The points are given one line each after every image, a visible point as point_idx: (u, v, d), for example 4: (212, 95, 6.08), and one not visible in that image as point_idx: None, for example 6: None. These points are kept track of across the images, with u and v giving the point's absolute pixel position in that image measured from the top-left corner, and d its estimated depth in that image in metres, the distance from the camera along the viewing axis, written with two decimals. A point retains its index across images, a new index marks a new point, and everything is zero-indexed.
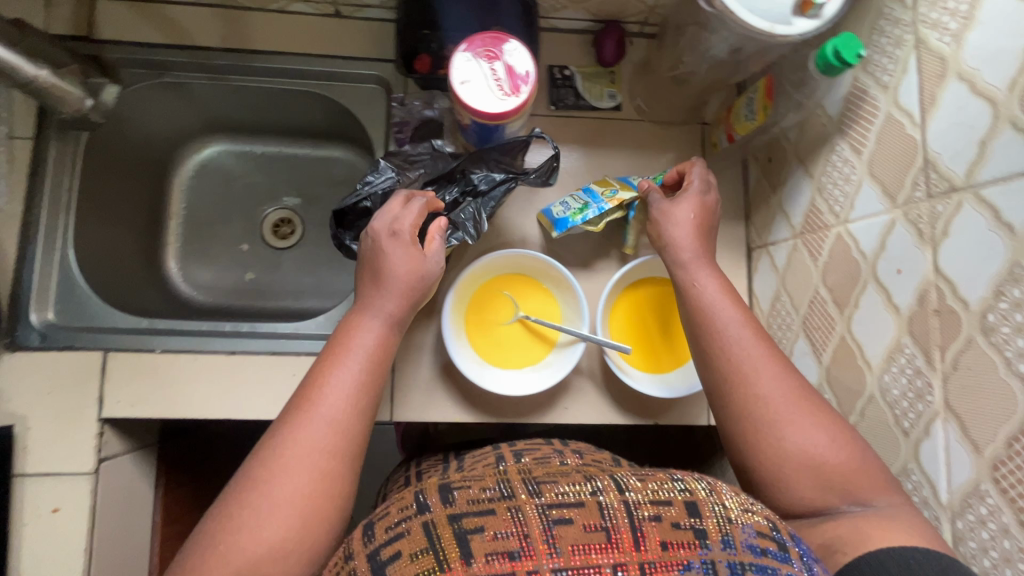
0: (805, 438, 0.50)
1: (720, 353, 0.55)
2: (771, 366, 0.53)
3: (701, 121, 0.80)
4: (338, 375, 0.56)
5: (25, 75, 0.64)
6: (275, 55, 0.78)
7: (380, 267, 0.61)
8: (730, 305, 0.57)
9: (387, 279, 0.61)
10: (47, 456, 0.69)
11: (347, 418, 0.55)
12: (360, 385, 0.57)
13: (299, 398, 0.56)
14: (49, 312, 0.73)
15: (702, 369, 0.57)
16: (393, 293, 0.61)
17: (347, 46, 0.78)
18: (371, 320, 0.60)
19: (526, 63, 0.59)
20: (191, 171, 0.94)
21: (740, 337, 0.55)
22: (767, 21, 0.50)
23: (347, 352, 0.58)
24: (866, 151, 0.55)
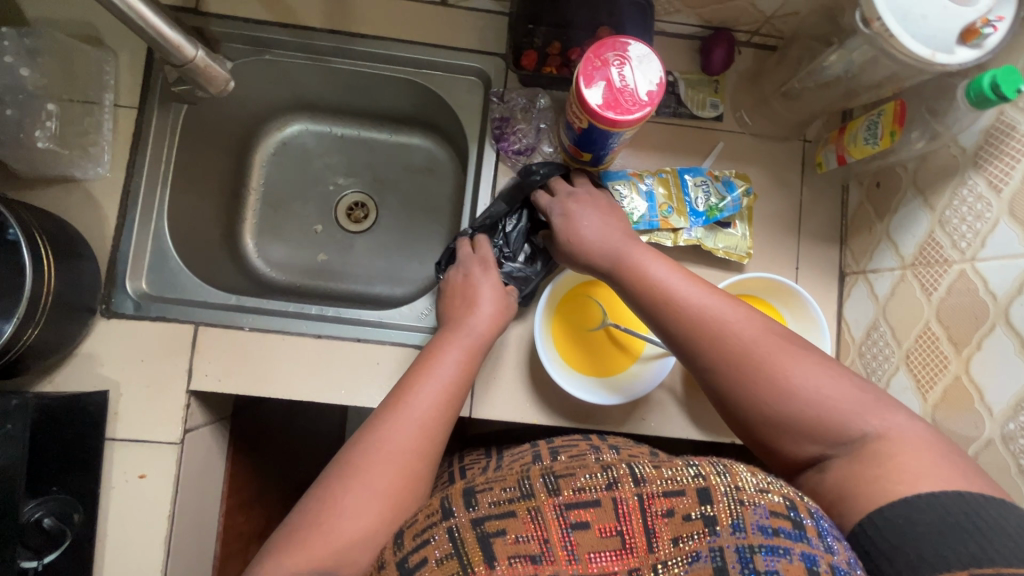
0: (789, 380, 0.47)
1: (670, 319, 0.52)
2: (725, 315, 0.51)
3: (803, 138, 0.78)
4: (432, 379, 0.56)
5: (184, 59, 0.62)
6: (375, 39, 0.77)
7: (472, 293, 0.66)
8: (675, 274, 0.55)
9: (480, 304, 0.65)
10: (136, 423, 0.70)
11: (436, 421, 0.54)
12: (450, 391, 0.57)
13: (391, 398, 0.56)
14: (143, 282, 0.74)
15: (668, 342, 0.54)
16: (483, 312, 0.65)
17: (450, 36, 0.77)
18: (461, 335, 0.62)
19: (653, 72, 0.58)
20: (273, 148, 0.94)
21: (697, 312, 0.51)
22: (928, 49, 0.48)
23: (438, 362, 0.59)
24: (1006, 189, 0.53)
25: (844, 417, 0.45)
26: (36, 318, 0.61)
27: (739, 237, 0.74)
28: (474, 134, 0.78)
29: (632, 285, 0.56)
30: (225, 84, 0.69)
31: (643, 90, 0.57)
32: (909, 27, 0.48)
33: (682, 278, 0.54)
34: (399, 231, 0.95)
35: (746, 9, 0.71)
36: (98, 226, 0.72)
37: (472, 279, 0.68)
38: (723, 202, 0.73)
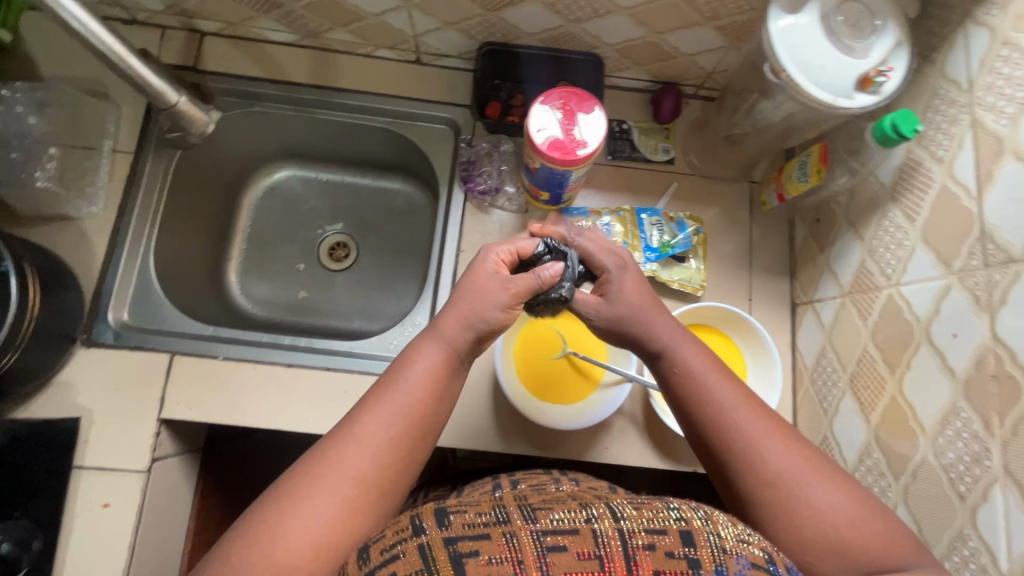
0: (813, 498, 0.48)
1: (702, 419, 0.53)
2: (754, 422, 0.52)
3: (750, 179, 0.84)
4: (386, 404, 0.50)
5: (167, 102, 0.70)
6: (356, 93, 0.85)
7: (468, 284, 0.56)
8: (709, 369, 0.55)
9: (461, 301, 0.55)
10: (105, 451, 0.71)
11: (387, 446, 0.49)
12: (407, 414, 0.50)
13: (348, 415, 0.51)
14: (124, 313, 0.78)
15: (702, 446, 0.54)
16: (460, 314, 0.55)
17: (424, 90, 0.85)
18: (431, 347, 0.54)
19: (576, 144, 0.64)
20: (261, 192, 1.00)
21: (740, 427, 0.51)
22: (830, 94, 0.55)
23: (399, 379, 0.52)
24: (919, 219, 0.58)
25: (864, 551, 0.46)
26: (16, 346, 0.64)
27: (694, 270, 0.79)
28: (445, 177, 0.85)
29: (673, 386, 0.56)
30: (207, 126, 0.76)
31: (576, 143, 0.64)
32: (811, 77, 0.55)
33: (729, 385, 0.54)
34: (377, 269, 1.00)
35: (689, 66, 0.79)
36: (87, 260, 0.77)
37: (471, 277, 0.57)
38: (674, 239, 0.78)
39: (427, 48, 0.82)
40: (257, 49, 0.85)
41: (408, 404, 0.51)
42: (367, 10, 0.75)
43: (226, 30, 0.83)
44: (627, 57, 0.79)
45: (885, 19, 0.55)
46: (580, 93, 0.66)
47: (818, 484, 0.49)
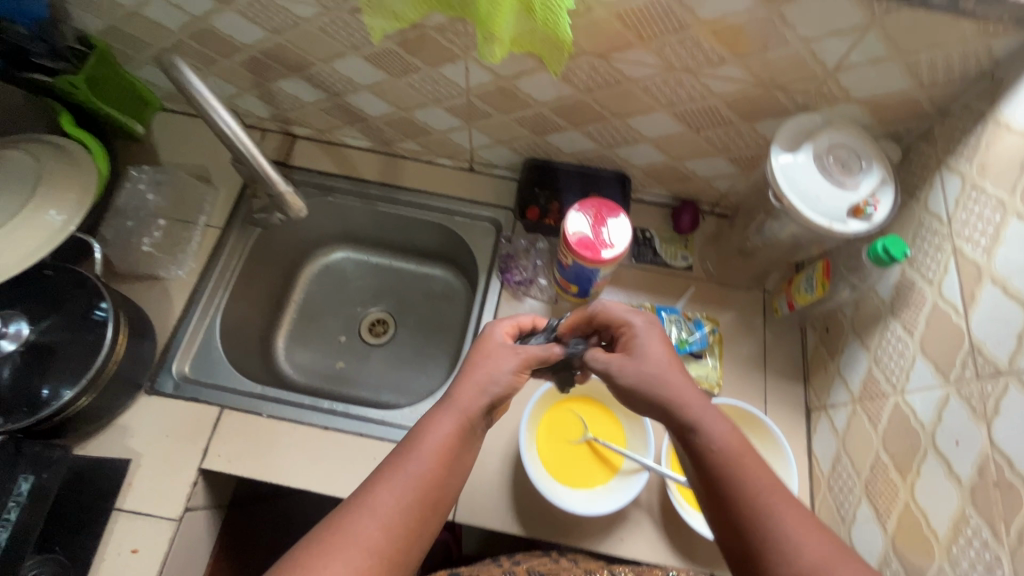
0: None
1: (736, 502, 0.51)
2: (783, 508, 0.50)
3: (762, 289, 0.91)
4: (397, 476, 0.54)
5: (278, 190, 0.83)
6: (415, 191, 0.99)
7: (484, 360, 0.62)
8: (744, 448, 0.53)
9: (476, 373, 0.60)
10: (145, 496, 0.75)
11: (395, 517, 0.52)
12: (417, 486, 0.54)
13: (364, 483, 0.55)
14: (186, 366, 0.86)
15: (729, 532, 0.51)
16: (473, 383, 0.60)
17: (473, 192, 0.98)
18: (446, 416, 0.58)
19: (600, 250, 0.73)
20: (317, 269, 1.12)
21: (772, 514, 0.50)
22: (826, 219, 0.64)
23: (413, 448, 0.56)
24: (917, 332, 0.64)
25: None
26: (92, 388, 0.72)
27: (710, 367, 0.84)
28: (485, 267, 0.95)
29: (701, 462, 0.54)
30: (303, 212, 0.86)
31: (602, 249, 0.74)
32: (809, 204, 0.65)
33: (762, 468, 0.52)
34: (411, 347, 1.07)
35: (705, 188, 0.91)
36: (165, 316, 0.87)
37: (487, 352, 0.63)
38: (692, 337, 0.84)
39: (480, 160, 0.96)
40: (337, 151, 1.01)
41: (421, 479, 0.54)
42: (435, 129, 0.90)
43: (315, 136, 1.00)
44: (650, 178, 0.91)
45: (869, 161, 0.66)
46: (617, 210, 0.76)
47: None
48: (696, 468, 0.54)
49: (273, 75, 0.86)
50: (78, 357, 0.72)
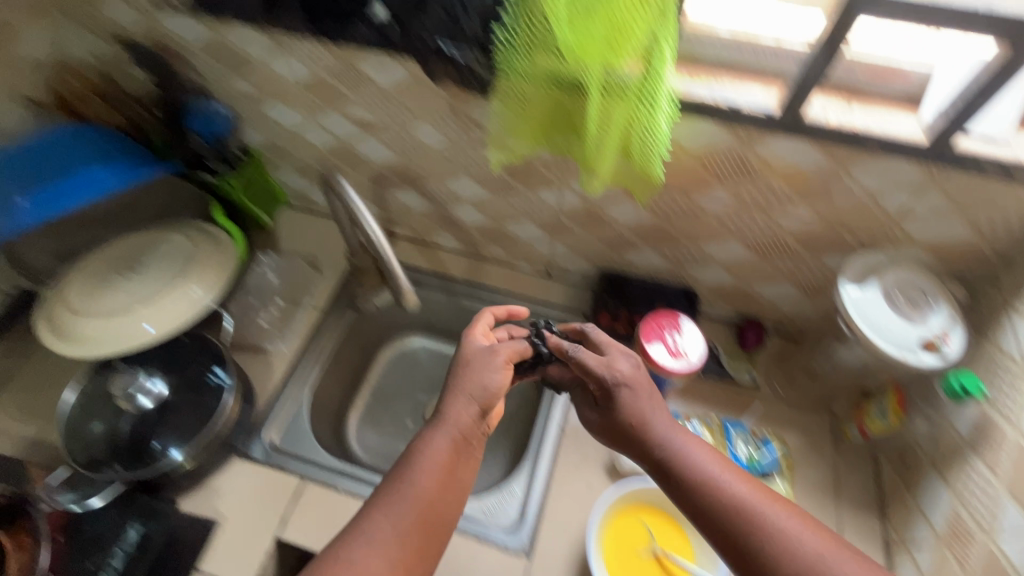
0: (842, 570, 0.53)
1: (720, 507, 0.58)
2: (764, 504, 0.58)
3: (830, 412, 0.92)
4: (403, 495, 0.59)
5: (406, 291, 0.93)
6: (494, 290, 1.09)
7: (469, 382, 0.67)
8: (679, 432, 0.65)
9: (464, 393, 0.66)
10: (223, 560, 0.78)
11: (408, 531, 0.58)
12: (424, 501, 0.60)
13: (371, 503, 0.60)
14: (275, 434, 0.92)
15: (723, 538, 0.58)
16: (462, 398, 0.66)
17: (548, 296, 1.07)
18: (439, 433, 0.64)
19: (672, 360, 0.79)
20: (393, 354, 1.21)
21: (755, 511, 0.57)
22: (898, 350, 0.68)
23: (413, 467, 0.62)
24: (1003, 472, 0.63)
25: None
26: (197, 450, 0.79)
27: (780, 489, 0.83)
28: None
29: (682, 479, 0.61)
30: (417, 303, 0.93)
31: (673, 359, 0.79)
32: (882, 335, 0.69)
33: (731, 472, 0.61)
34: None
35: (770, 309, 0.96)
36: (263, 385, 0.96)
37: (472, 369, 0.68)
38: (761, 455, 0.85)
39: (556, 266, 1.06)
40: (429, 250, 1.14)
41: (427, 483, 0.61)
42: (521, 238, 1.02)
43: (412, 236, 1.14)
44: (717, 295, 0.98)
45: (937, 300, 0.71)
46: (688, 325, 0.82)
47: (839, 555, 0.54)
48: (680, 487, 0.61)
49: (390, 186, 1.01)
50: (192, 419, 0.81)
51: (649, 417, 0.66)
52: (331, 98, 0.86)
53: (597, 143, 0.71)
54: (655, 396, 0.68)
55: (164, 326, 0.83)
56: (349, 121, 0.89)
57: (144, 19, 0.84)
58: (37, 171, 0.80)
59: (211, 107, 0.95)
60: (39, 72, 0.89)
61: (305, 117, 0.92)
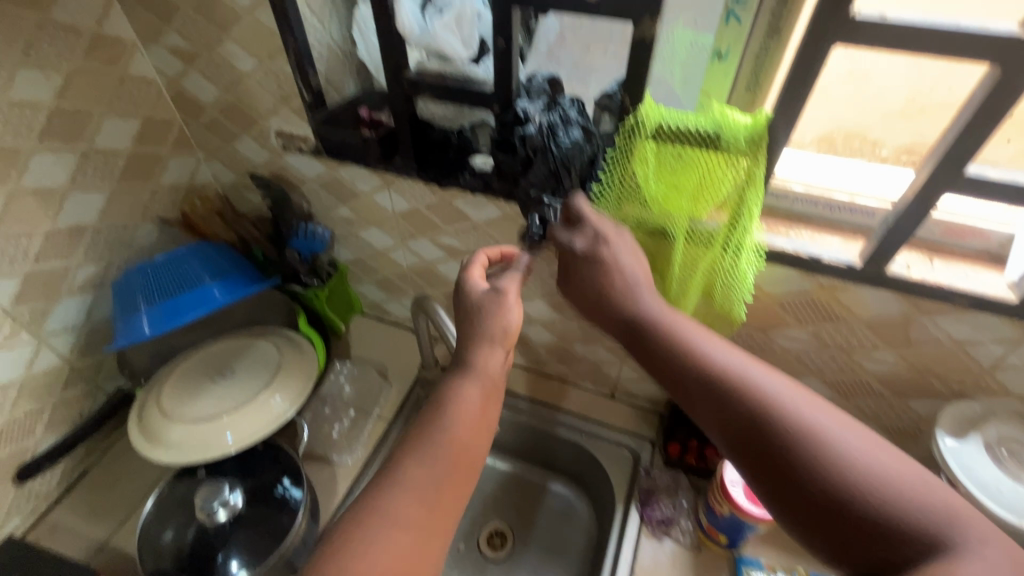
0: (846, 439, 0.50)
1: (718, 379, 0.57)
2: (766, 379, 0.56)
3: None
4: (431, 441, 0.57)
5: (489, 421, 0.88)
6: (558, 410, 1.08)
7: (473, 309, 0.65)
8: (672, 314, 0.64)
9: (482, 321, 0.64)
10: None
11: (437, 481, 0.55)
12: (453, 449, 0.57)
13: (398, 450, 0.58)
14: None
15: (724, 408, 0.55)
16: (485, 340, 0.63)
17: (613, 419, 1.06)
18: (466, 379, 0.62)
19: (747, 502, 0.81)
20: None
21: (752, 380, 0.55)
22: (1015, 515, 0.63)
23: (441, 413, 0.59)
24: None
25: (872, 461, 0.48)
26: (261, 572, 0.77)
27: None
28: (623, 496, 0.96)
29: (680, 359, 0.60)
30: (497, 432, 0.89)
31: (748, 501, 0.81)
32: (993, 497, 0.65)
33: (737, 353, 0.59)
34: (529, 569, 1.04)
35: None
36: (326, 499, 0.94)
37: (476, 311, 0.65)
38: None
39: (622, 389, 1.06)
40: None
41: (463, 429, 0.59)
42: (589, 360, 1.03)
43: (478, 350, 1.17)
44: None
45: None
46: None
47: (844, 428, 0.51)
48: (683, 368, 0.59)
49: None
50: (260, 536, 0.80)
51: (647, 299, 0.65)
52: (425, 227, 0.95)
53: (680, 284, 0.76)
54: (643, 272, 0.67)
55: (235, 441, 0.85)
56: (437, 247, 0.97)
57: (272, 157, 0.97)
58: (163, 287, 0.88)
59: (313, 229, 1.02)
60: (173, 196, 1.01)
61: (397, 241, 1.01)
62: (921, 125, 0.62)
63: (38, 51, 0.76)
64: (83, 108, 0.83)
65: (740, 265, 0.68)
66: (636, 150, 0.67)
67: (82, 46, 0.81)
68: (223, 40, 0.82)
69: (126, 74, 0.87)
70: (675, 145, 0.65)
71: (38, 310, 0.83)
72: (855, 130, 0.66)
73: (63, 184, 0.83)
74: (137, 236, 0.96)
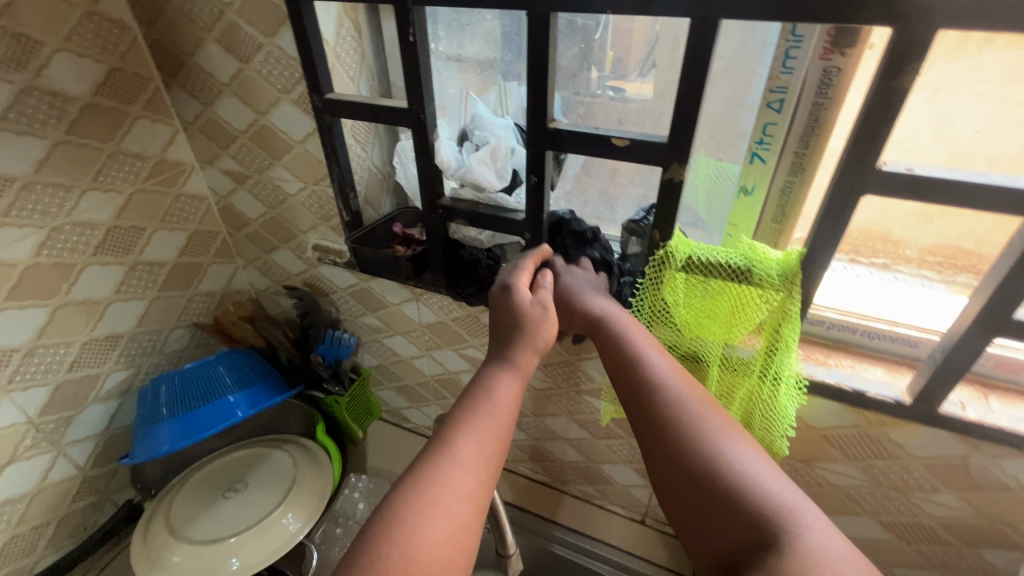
0: (737, 443, 0.51)
1: (632, 369, 0.58)
2: (676, 376, 0.57)
3: None
4: (473, 419, 0.53)
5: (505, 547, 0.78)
6: (586, 536, 1.00)
7: (508, 305, 0.62)
8: (623, 313, 0.62)
9: (522, 317, 0.61)
10: None
11: (486, 461, 0.50)
12: (499, 432, 0.53)
13: (438, 432, 0.52)
14: None
15: (637, 399, 0.56)
16: (528, 341, 0.60)
17: (645, 549, 0.96)
18: (503, 368, 0.59)
19: None
20: None
21: (660, 376, 0.56)
22: None
23: (483, 397, 0.55)
24: None
25: (788, 490, 0.47)
26: None
27: None
28: None
29: (607, 346, 0.60)
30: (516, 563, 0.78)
31: None
32: None
33: (659, 352, 0.60)
34: None
35: None
36: None
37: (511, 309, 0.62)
38: None
39: (654, 514, 0.98)
40: (516, 481, 1.10)
41: (506, 413, 0.55)
42: (618, 481, 0.97)
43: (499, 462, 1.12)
44: None
45: None
46: None
47: (739, 434, 0.52)
48: (610, 355, 0.60)
49: None
50: None
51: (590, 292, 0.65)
52: (451, 339, 0.94)
53: None
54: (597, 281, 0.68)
55: (246, 563, 0.81)
56: (462, 358, 0.96)
57: (307, 267, 1.00)
58: (189, 395, 0.89)
59: (339, 335, 1.02)
60: (208, 302, 1.04)
61: (422, 350, 1.00)
62: (943, 224, 0.60)
63: (105, 177, 0.82)
64: (137, 224, 0.88)
65: (780, 397, 0.66)
66: (666, 280, 0.68)
67: (145, 170, 0.87)
68: (274, 165, 0.89)
69: (181, 193, 0.94)
70: (706, 277, 0.66)
71: (62, 420, 0.83)
72: (875, 229, 0.64)
73: (108, 296, 0.86)
74: (168, 341, 0.98)
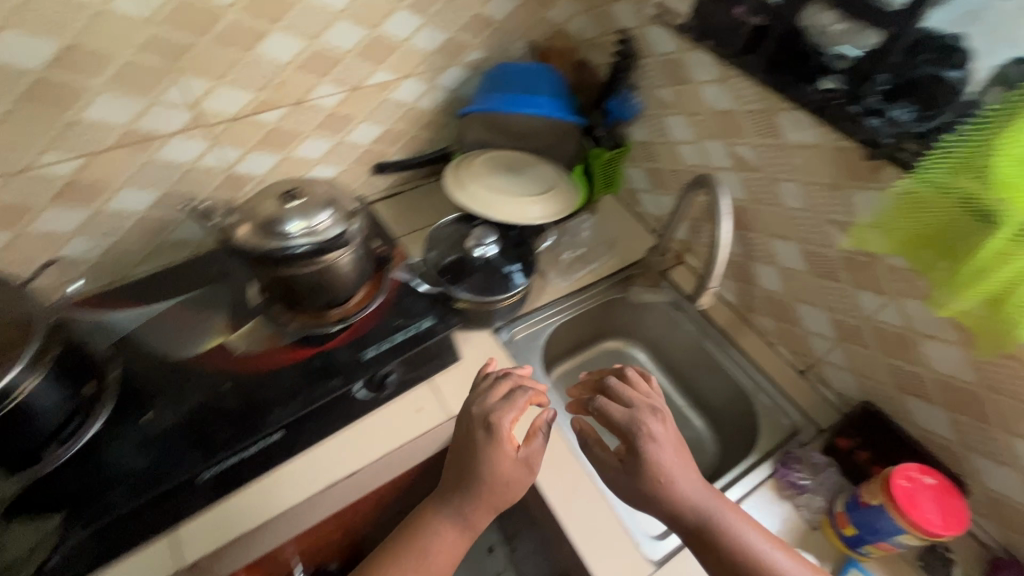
0: None
1: (730, 549, 0.71)
2: (774, 554, 0.71)
3: None
4: (397, 557, 0.74)
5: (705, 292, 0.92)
6: (745, 355, 1.11)
7: (468, 462, 0.75)
8: (705, 489, 0.74)
9: (479, 473, 0.74)
10: (450, 387, 0.96)
11: (410, 568, 0.73)
12: (430, 557, 0.74)
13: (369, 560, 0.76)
14: (519, 333, 1.11)
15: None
16: (489, 480, 0.74)
17: (791, 389, 1.05)
18: (439, 516, 0.76)
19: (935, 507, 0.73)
20: (611, 347, 1.33)
21: (761, 561, 0.70)
22: None
23: (410, 534, 0.76)
24: None
25: None
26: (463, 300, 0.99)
27: None
28: (765, 447, 0.99)
29: (703, 530, 0.72)
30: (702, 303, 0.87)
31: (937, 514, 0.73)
32: None
33: (752, 531, 0.73)
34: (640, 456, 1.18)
35: None
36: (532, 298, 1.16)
37: (470, 453, 0.75)
38: None
39: (817, 370, 1.04)
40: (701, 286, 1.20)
41: (434, 548, 0.74)
42: (803, 326, 1.03)
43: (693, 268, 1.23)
44: (990, 508, 0.84)
45: None
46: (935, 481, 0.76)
47: None
48: (704, 539, 0.72)
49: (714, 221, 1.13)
50: (475, 279, 1.03)
51: (674, 473, 0.73)
52: (731, 132, 1.02)
53: (971, 275, 0.69)
54: (675, 446, 0.75)
55: (495, 210, 1.09)
56: (729, 154, 1.04)
57: (639, 25, 1.12)
58: (517, 84, 1.14)
59: (629, 98, 1.20)
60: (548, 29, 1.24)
61: (695, 136, 1.10)
62: None
63: None
64: None
65: None
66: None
67: None
68: None
69: None
70: None
71: (441, 66, 1.15)
72: None
73: None
74: (513, 48, 1.22)
